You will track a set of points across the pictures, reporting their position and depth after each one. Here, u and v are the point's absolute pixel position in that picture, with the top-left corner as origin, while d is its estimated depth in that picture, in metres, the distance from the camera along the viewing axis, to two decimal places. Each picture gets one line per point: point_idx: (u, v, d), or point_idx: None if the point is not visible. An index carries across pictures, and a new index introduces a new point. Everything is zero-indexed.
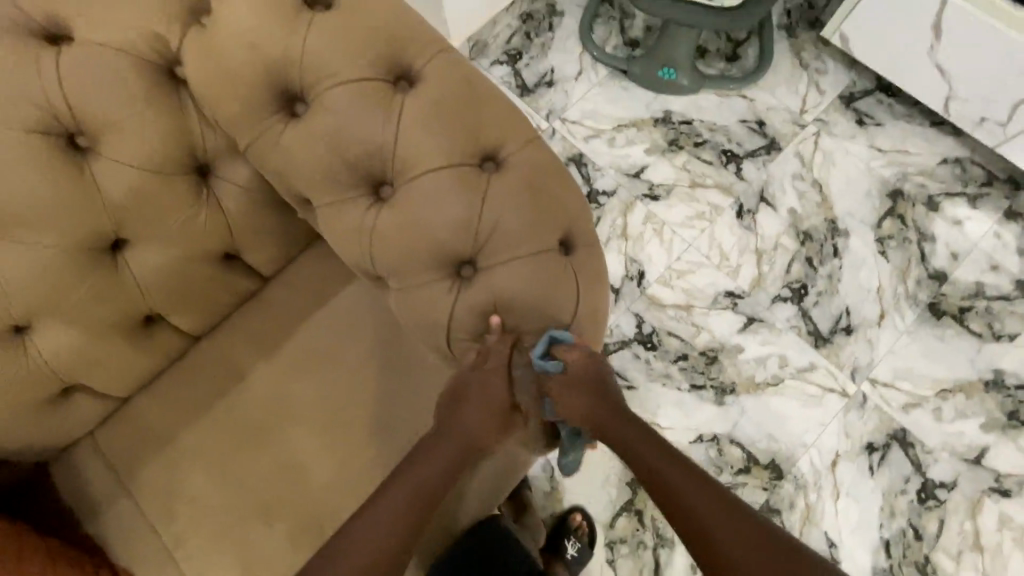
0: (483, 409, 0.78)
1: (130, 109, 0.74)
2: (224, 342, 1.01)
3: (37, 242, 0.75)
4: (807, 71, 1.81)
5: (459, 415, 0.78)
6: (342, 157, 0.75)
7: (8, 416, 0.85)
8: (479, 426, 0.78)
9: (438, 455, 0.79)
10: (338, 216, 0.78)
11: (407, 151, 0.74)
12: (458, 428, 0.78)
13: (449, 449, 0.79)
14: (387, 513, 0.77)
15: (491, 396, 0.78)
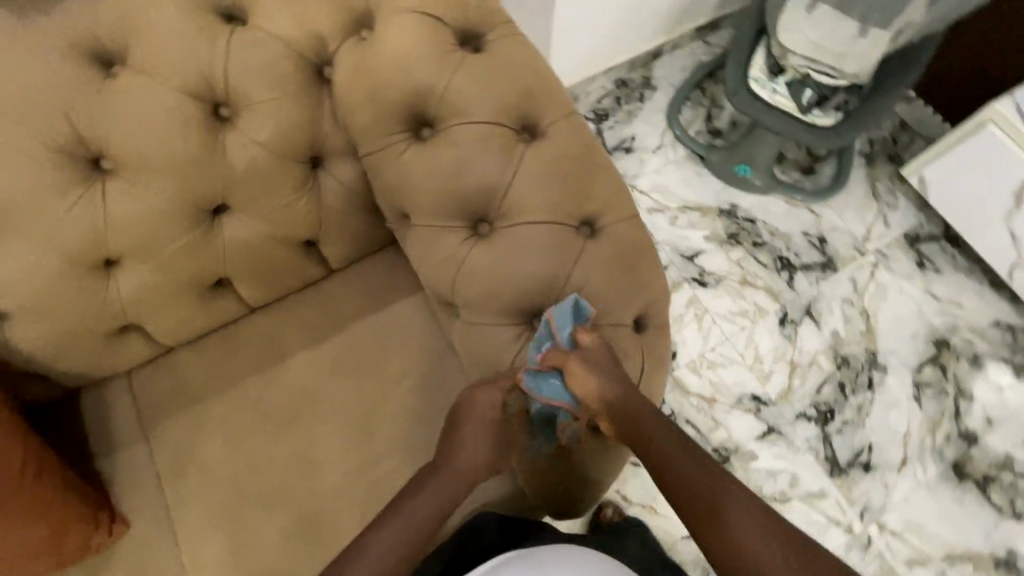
0: (478, 436, 0.77)
1: (276, 94, 0.80)
2: (277, 320, 1.04)
3: (154, 190, 0.79)
4: (878, 202, 1.84)
5: (463, 441, 0.76)
6: (455, 188, 0.78)
7: (68, 339, 0.88)
8: (477, 455, 0.77)
9: (433, 485, 0.76)
10: (431, 239, 0.81)
11: (514, 198, 0.78)
12: (461, 454, 0.77)
13: (445, 478, 0.77)
14: (389, 546, 0.73)
15: (484, 418, 0.77)
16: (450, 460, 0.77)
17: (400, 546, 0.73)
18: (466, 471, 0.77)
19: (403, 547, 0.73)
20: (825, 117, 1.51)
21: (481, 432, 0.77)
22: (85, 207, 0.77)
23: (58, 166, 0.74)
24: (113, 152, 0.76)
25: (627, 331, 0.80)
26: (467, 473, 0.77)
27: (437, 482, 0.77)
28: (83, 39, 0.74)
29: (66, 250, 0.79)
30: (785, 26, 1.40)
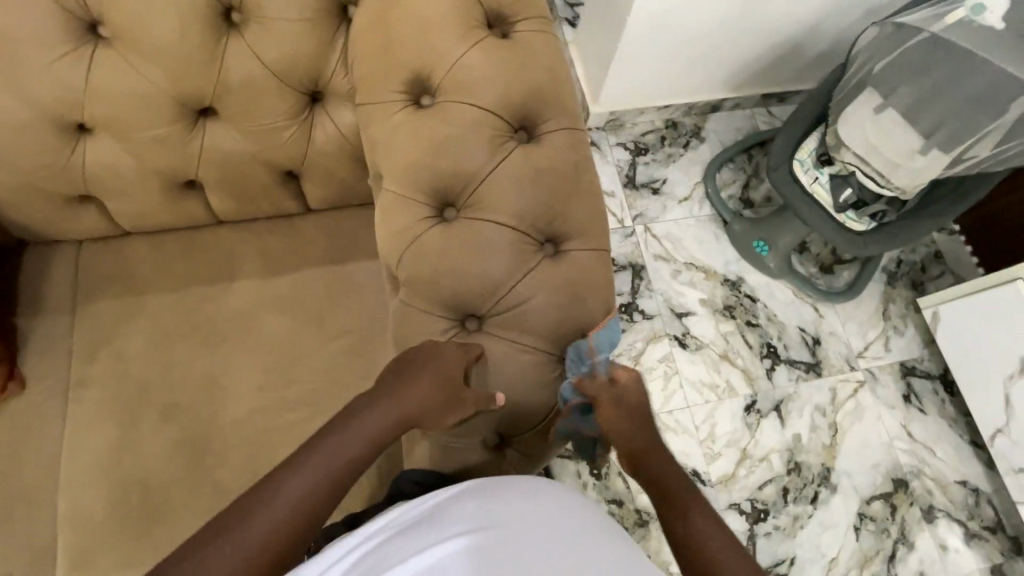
0: (430, 381, 0.72)
1: (292, 18, 0.78)
2: (239, 238, 1.03)
3: (144, 71, 0.78)
4: (885, 323, 1.77)
5: (408, 385, 0.72)
6: (432, 164, 0.76)
7: (24, 191, 0.87)
8: (423, 400, 0.72)
9: (371, 422, 0.71)
10: (394, 206, 0.78)
11: (488, 193, 0.75)
12: (402, 397, 0.72)
13: (384, 417, 0.72)
14: (314, 476, 0.67)
15: (445, 367, 0.73)
16: (393, 398, 0.73)
17: (327, 476, 0.67)
18: (408, 413, 0.72)
19: (327, 481, 0.67)
20: (858, 222, 1.44)
21: (437, 378, 0.72)
22: (70, 65, 0.76)
23: (56, 18, 0.73)
24: (112, 21, 0.75)
25: (554, 361, 0.77)
26: (411, 416, 0.72)
27: (375, 419, 0.71)
28: None
29: (40, 102, 0.78)
30: (847, 119, 1.33)
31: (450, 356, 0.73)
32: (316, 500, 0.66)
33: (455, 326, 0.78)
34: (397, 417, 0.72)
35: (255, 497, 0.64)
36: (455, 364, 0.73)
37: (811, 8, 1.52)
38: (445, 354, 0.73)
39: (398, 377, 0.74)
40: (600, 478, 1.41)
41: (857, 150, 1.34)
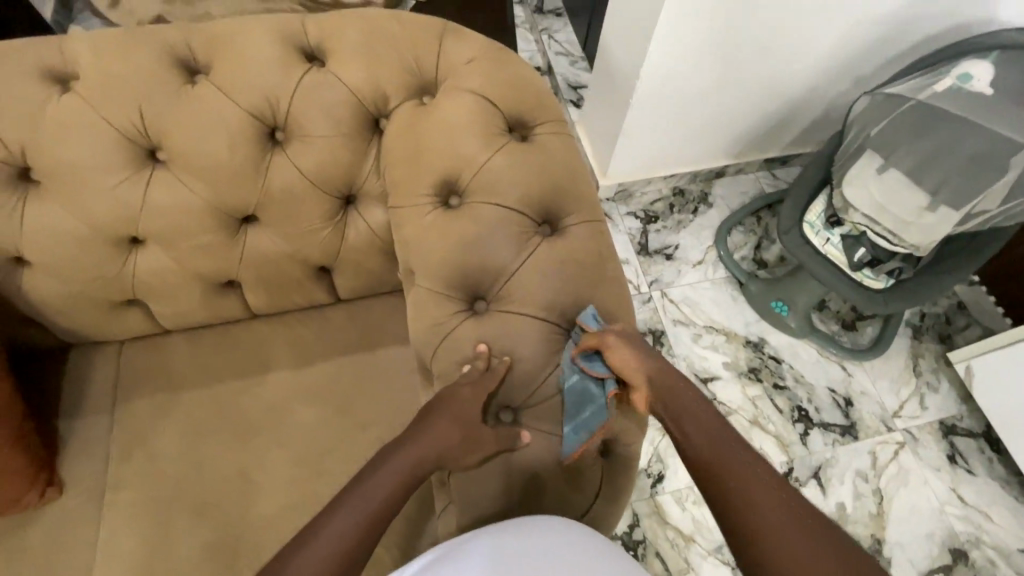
0: (454, 421, 0.72)
1: (330, 134, 0.85)
2: (273, 331, 1.07)
3: (195, 188, 0.84)
4: (917, 379, 1.73)
5: (430, 424, 0.72)
6: (462, 261, 0.80)
7: (76, 302, 0.92)
8: (447, 438, 0.72)
9: (394, 466, 0.70)
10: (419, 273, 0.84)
11: (516, 285, 0.78)
12: (428, 438, 0.72)
13: (407, 462, 0.70)
14: (343, 528, 0.65)
15: (463, 405, 0.73)
16: (413, 441, 0.71)
17: (358, 526, 0.65)
18: (435, 451, 0.71)
19: (357, 532, 0.65)
20: (876, 280, 1.46)
21: (455, 417, 0.72)
22: (128, 188, 0.82)
23: (119, 148, 0.80)
24: (169, 147, 0.82)
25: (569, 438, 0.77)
26: (431, 459, 0.71)
27: (397, 465, 0.70)
28: (176, 45, 0.82)
29: (98, 222, 0.83)
30: (851, 180, 1.38)
31: (465, 394, 0.74)
32: (345, 552, 0.64)
33: (473, 360, 0.78)
34: (418, 461, 0.70)
35: (289, 552, 0.63)
36: (472, 405, 0.73)
37: (802, 80, 1.61)
38: (461, 393, 0.73)
39: (422, 419, 0.74)
40: (637, 560, 1.34)
41: (864, 211, 1.37)
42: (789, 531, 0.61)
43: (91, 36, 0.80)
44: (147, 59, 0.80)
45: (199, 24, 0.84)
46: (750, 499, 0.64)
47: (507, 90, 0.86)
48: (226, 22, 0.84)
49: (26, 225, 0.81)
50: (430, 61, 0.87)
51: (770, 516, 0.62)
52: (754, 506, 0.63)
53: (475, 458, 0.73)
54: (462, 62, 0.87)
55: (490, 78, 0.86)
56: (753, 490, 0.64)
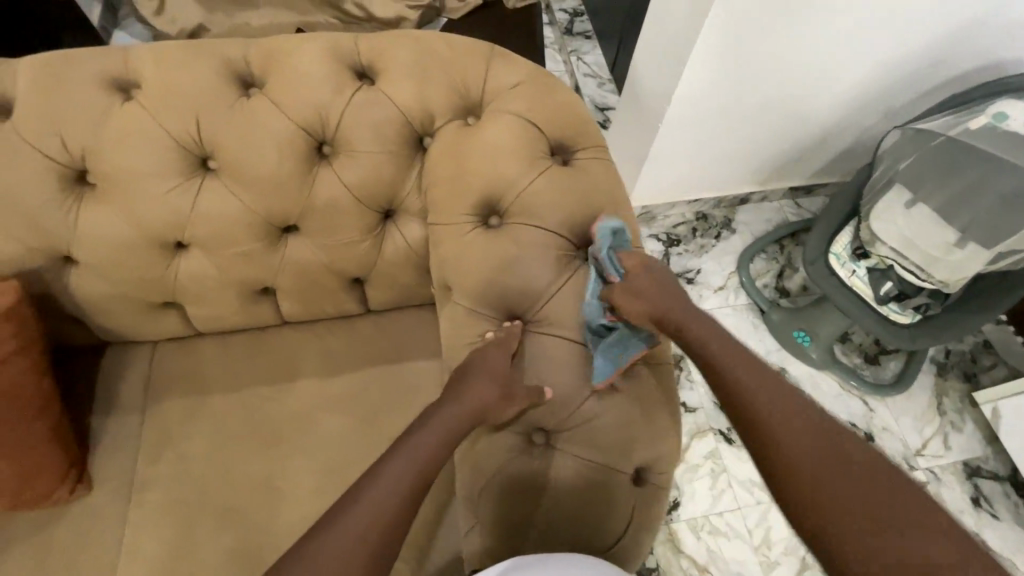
0: (488, 380, 0.74)
1: (376, 150, 0.87)
2: (303, 339, 1.08)
3: (242, 197, 0.86)
4: (941, 417, 1.69)
5: (465, 383, 0.74)
6: (501, 281, 0.81)
7: (118, 302, 0.94)
8: (483, 394, 0.73)
9: (435, 423, 0.72)
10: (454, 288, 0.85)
11: (553, 308, 0.79)
12: (465, 397, 0.73)
13: (445, 420, 0.72)
14: (388, 489, 0.66)
15: (494, 363, 0.75)
16: (449, 400, 0.74)
17: (404, 484, 0.67)
18: (473, 407, 0.73)
19: (404, 489, 0.67)
20: (902, 315, 1.44)
21: (489, 374, 0.74)
22: (179, 194, 0.84)
23: (173, 156, 0.82)
24: (221, 156, 0.84)
25: (601, 466, 0.76)
26: (468, 416, 0.73)
27: (435, 424, 0.72)
28: (233, 59, 0.85)
29: (147, 226, 0.85)
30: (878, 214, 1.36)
31: (494, 355, 0.76)
32: (394, 508, 0.65)
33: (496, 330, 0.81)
34: (457, 418, 0.73)
35: (336, 512, 0.65)
36: (500, 361, 0.76)
37: (833, 111, 1.61)
38: (489, 355, 0.76)
39: (457, 380, 0.76)
40: None
41: (892, 244, 1.35)
42: (818, 466, 0.63)
43: (154, 47, 0.83)
44: (206, 72, 0.82)
45: (256, 39, 0.87)
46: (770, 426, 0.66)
47: (551, 115, 0.87)
48: (282, 39, 0.87)
49: (79, 226, 0.83)
50: (477, 84, 0.89)
51: (787, 440, 0.65)
52: (794, 442, 0.65)
53: (514, 407, 0.75)
54: (508, 86, 0.89)
55: (535, 103, 0.87)
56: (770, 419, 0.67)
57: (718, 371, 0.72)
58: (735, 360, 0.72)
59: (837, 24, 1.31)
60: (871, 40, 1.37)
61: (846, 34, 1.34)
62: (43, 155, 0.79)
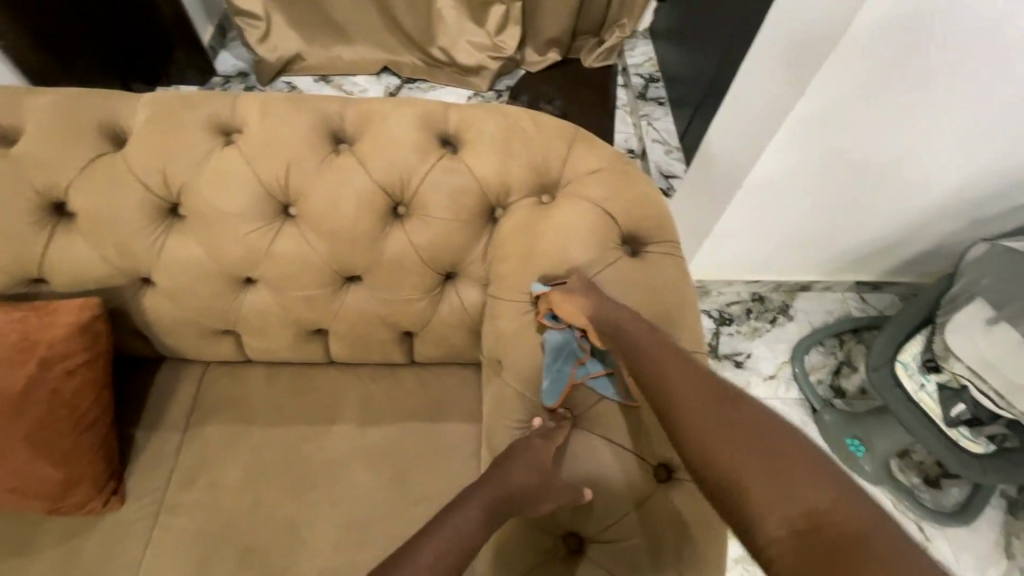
0: (531, 472, 0.72)
1: (449, 218, 0.88)
2: (347, 382, 1.09)
3: (316, 245, 0.89)
4: (1009, 562, 1.51)
5: (507, 470, 0.72)
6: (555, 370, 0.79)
7: (184, 326, 0.97)
8: (525, 486, 0.71)
9: (473, 505, 0.69)
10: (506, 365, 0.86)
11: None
12: (505, 485, 0.71)
13: (482, 507, 0.69)
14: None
15: (537, 454, 0.73)
16: (488, 480, 0.71)
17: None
18: (514, 499, 0.70)
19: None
20: (975, 443, 1.32)
21: (531, 466, 0.72)
22: (258, 236, 0.87)
23: (260, 201, 0.86)
24: (303, 206, 0.87)
25: None
26: (506, 504, 0.70)
27: (474, 507, 0.69)
28: (330, 115, 0.89)
29: (223, 261, 0.89)
30: (953, 329, 1.25)
31: (537, 448, 0.74)
32: None
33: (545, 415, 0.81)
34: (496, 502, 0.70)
35: None
36: (544, 455, 0.74)
37: (917, 210, 1.51)
38: (532, 447, 0.74)
39: (497, 466, 0.73)
40: None
41: (968, 362, 1.22)
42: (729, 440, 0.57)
43: (260, 97, 0.88)
44: (304, 125, 0.86)
45: (353, 98, 0.91)
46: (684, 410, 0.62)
47: (627, 205, 0.86)
48: (377, 101, 0.90)
49: (163, 253, 0.88)
50: (557, 164, 0.89)
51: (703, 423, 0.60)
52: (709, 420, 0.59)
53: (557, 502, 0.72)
54: (587, 171, 0.89)
55: (614, 191, 0.87)
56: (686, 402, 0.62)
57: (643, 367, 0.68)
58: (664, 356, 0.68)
59: (936, 131, 1.22)
60: (971, 148, 1.28)
61: (945, 140, 1.25)
62: (145, 186, 0.84)
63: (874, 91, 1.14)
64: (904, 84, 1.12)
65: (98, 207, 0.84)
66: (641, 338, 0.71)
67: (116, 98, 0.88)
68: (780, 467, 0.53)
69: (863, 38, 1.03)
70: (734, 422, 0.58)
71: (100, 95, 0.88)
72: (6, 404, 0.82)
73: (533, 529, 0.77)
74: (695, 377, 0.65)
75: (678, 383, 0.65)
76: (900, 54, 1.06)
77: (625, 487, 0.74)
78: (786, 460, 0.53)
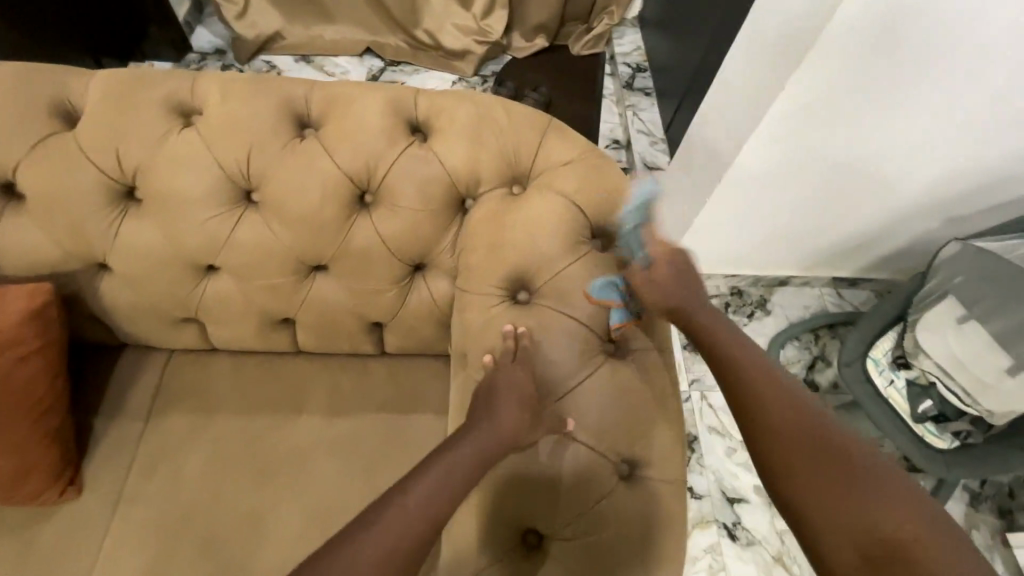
0: (517, 405, 0.71)
1: (417, 207, 0.86)
2: (315, 373, 1.07)
3: (279, 233, 0.86)
4: None
5: (494, 407, 0.71)
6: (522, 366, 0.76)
7: (144, 312, 0.94)
8: (512, 422, 0.70)
9: (464, 444, 0.68)
10: (472, 359, 0.84)
11: (576, 404, 0.75)
12: (491, 422, 0.70)
13: (470, 445, 0.68)
14: (403, 518, 0.60)
15: (524, 390, 0.73)
16: (471, 427, 0.70)
17: (419, 521, 0.61)
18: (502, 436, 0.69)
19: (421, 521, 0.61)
20: (940, 439, 1.34)
21: (519, 400, 0.72)
22: (219, 222, 0.85)
23: (221, 186, 0.83)
24: (266, 192, 0.84)
25: None
26: (497, 440, 0.69)
27: (463, 446, 0.68)
28: (295, 99, 0.86)
29: (183, 247, 0.86)
30: (924, 325, 1.28)
31: (522, 381, 0.74)
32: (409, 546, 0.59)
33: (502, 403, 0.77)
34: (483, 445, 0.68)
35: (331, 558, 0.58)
36: (530, 388, 0.74)
37: (898, 205, 1.50)
38: (517, 380, 0.74)
39: (485, 405, 0.72)
40: None
41: (938, 360, 1.26)
42: (793, 431, 0.61)
43: (222, 78, 0.85)
44: (267, 108, 0.83)
45: (320, 81, 0.88)
46: (751, 393, 0.65)
47: (599, 199, 0.85)
48: (345, 85, 0.87)
49: (119, 238, 0.85)
50: (529, 154, 0.87)
51: (768, 409, 0.63)
52: (779, 409, 0.63)
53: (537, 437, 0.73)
54: (559, 163, 0.87)
55: (586, 184, 0.85)
56: (753, 385, 0.65)
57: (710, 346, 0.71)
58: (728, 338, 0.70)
59: (920, 123, 1.21)
60: (953, 142, 1.27)
61: (927, 133, 1.24)
62: (98, 168, 0.81)
63: (861, 84, 1.12)
64: (884, 82, 1.11)
65: (48, 188, 0.81)
66: (715, 327, 0.72)
67: (69, 74, 0.84)
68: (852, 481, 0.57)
69: (847, 29, 1.00)
70: (810, 428, 0.61)
71: (52, 70, 0.84)
72: None
73: (491, 528, 0.76)
74: (762, 368, 0.67)
75: (760, 385, 0.65)
76: (885, 45, 1.04)
77: (591, 484, 0.74)
78: (847, 460, 0.58)
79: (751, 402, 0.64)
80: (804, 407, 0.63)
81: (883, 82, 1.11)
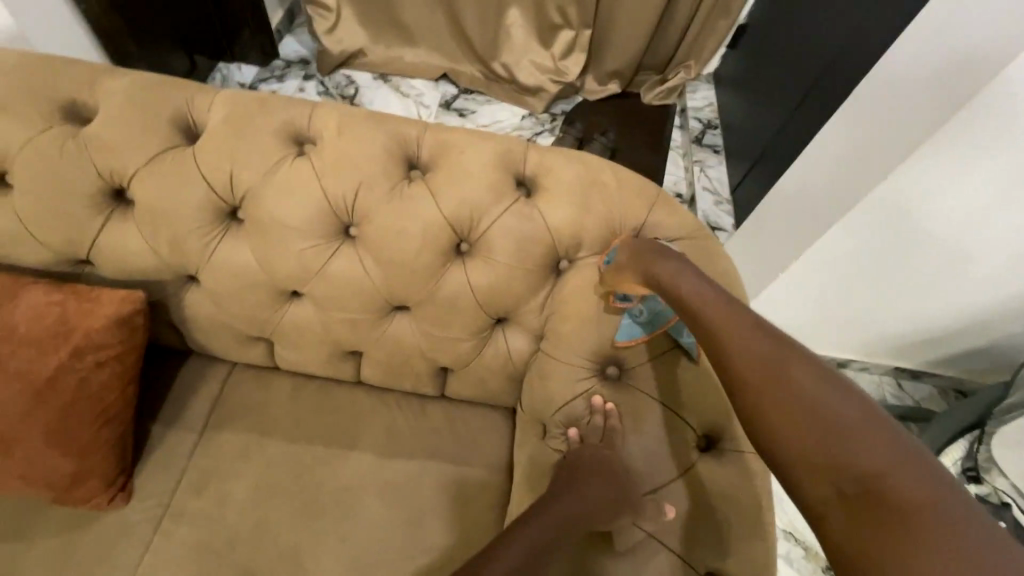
0: (604, 480, 0.72)
1: (513, 264, 0.83)
2: (373, 409, 1.04)
3: (371, 270, 0.85)
4: None
5: (584, 484, 0.72)
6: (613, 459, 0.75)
7: (220, 327, 0.94)
8: (595, 500, 0.71)
9: (547, 518, 0.71)
10: (552, 429, 0.85)
11: (671, 505, 0.73)
12: (577, 500, 0.72)
13: (551, 518, 0.71)
14: None
15: (609, 467, 0.74)
16: (551, 502, 0.72)
17: None
18: (584, 513, 0.71)
19: None
20: None
21: (606, 478, 0.73)
22: (314, 253, 0.84)
23: (323, 219, 0.83)
24: (366, 229, 0.83)
25: None
26: (580, 517, 0.71)
27: (544, 521, 0.70)
28: (407, 139, 0.85)
29: (273, 271, 0.85)
30: (998, 440, 1.20)
31: (605, 463, 0.74)
32: None
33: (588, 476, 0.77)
34: (564, 521, 0.71)
35: None
36: (615, 463, 0.74)
37: (995, 303, 1.38)
38: (605, 459, 0.74)
39: (570, 480, 0.74)
40: None
41: (1013, 479, 1.18)
42: (786, 405, 0.55)
43: (339, 111, 0.85)
44: (378, 146, 0.83)
45: (433, 124, 0.87)
46: (741, 372, 0.59)
47: None
48: (456, 131, 0.86)
49: (215, 255, 0.85)
50: (634, 224, 0.84)
51: (758, 386, 0.57)
52: (772, 387, 0.56)
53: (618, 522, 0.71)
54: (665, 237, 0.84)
55: None
56: (744, 361, 0.59)
57: (700, 320, 0.65)
58: (720, 310, 0.64)
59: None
60: None
61: None
62: (208, 185, 0.81)
63: (963, 165, 1.03)
64: (993, 169, 1.02)
65: (157, 199, 0.81)
66: (714, 305, 0.65)
67: (192, 89, 0.85)
68: (838, 437, 0.52)
69: (955, 124, 0.97)
70: (805, 399, 0.55)
71: (179, 84, 0.85)
72: (31, 389, 0.80)
73: None
74: (754, 335, 0.60)
75: (747, 349, 0.59)
76: (1002, 143, 0.97)
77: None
78: (859, 438, 0.51)
79: (735, 362, 0.60)
80: (792, 355, 0.58)
81: (989, 180, 1.04)
